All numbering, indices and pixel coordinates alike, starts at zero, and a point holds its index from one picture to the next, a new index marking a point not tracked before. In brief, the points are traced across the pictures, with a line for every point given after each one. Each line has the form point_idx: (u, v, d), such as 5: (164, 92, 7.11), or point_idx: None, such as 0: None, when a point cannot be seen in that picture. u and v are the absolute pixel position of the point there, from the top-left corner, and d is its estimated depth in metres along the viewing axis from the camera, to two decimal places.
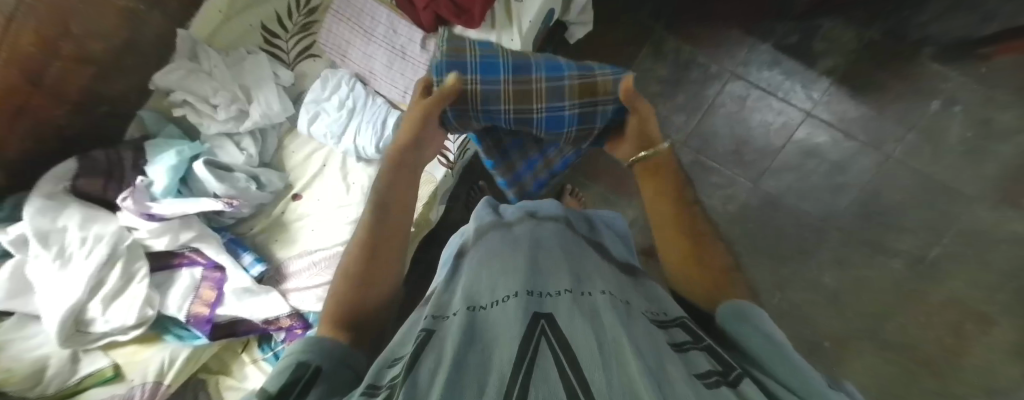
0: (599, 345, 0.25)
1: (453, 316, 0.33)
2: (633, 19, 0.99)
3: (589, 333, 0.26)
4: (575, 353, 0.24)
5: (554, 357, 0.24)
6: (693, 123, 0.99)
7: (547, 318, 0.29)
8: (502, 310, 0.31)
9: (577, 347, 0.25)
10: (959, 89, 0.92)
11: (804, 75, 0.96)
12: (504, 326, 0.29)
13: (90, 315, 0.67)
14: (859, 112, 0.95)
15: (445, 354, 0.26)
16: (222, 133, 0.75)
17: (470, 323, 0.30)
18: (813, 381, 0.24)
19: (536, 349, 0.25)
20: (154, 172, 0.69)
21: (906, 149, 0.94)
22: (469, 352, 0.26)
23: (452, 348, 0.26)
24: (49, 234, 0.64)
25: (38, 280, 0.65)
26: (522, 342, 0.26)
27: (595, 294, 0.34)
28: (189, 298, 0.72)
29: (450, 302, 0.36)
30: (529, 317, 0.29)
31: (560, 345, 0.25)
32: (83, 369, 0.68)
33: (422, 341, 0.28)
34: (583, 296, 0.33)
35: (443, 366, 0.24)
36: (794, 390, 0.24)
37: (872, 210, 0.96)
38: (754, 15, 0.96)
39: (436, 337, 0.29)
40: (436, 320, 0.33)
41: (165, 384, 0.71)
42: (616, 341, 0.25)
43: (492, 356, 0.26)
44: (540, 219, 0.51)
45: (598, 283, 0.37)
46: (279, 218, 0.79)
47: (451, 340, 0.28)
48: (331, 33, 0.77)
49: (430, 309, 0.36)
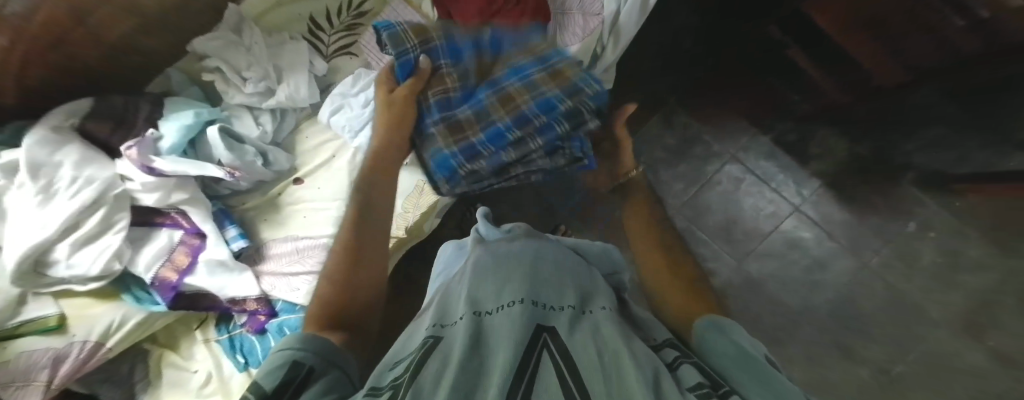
0: (600, 358, 0.27)
1: (458, 321, 0.34)
2: (651, 88, 1.06)
3: (590, 348, 0.28)
4: (576, 365, 0.27)
5: (556, 369, 0.26)
6: (690, 193, 1.05)
7: (549, 331, 0.31)
8: (507, 315, 0.32)
9: (580, 365, 0.27)
10: (934, 216, 0.98)
11: (797, 172, 1.03)
12: (507, 327, 0.31)
13: (54, 257, 0.64)
14: (844, 217, 1.01)
15: (452, 359, 0.27)
16: (243, 104, 0.77)
17: (473, 328, 0.31)
18: (766, 369, 0.28)
19: (538, 358, 0.27)
20: (167, 128, 0.70)
21: (882, 259, 0.99)
22: (472, 355, 0.28)
23: (459, 353, 0.27)
24: (41, 167, 0.64)
25: (13, 209, 0.63)
26: (525, 348, 0.28)
27: (595, 311, 0.36)
28: (160, 259, 0.68)
29: (454, 309, 0.37)
30: (532, 327, 0.31)
31: (562, 358, 0.28)
32: (26, 314, 0.63)
33: (430, 348, 0.29)
34: (585, 313, 0.36)
35: (449, 368, 0.26)
36: (765, 386, 0.27)
37: (845, 313, 0.99)
38: (759, 108, 1.04)
39: (442, 343, 0.30)
40: (442, 327, 0.34)
41: (107, 347, 0.66)
42: (615, 353, 0.28)
43: (493, 359, 0.27)
44: (533, 235, 0.52)
45: (598, 299, 0.39)
46: (275, 198, 0.79)
47: (459, 342, 0.29)
48: (374, 37, 0.82)
49: (432, 317, 0.37)
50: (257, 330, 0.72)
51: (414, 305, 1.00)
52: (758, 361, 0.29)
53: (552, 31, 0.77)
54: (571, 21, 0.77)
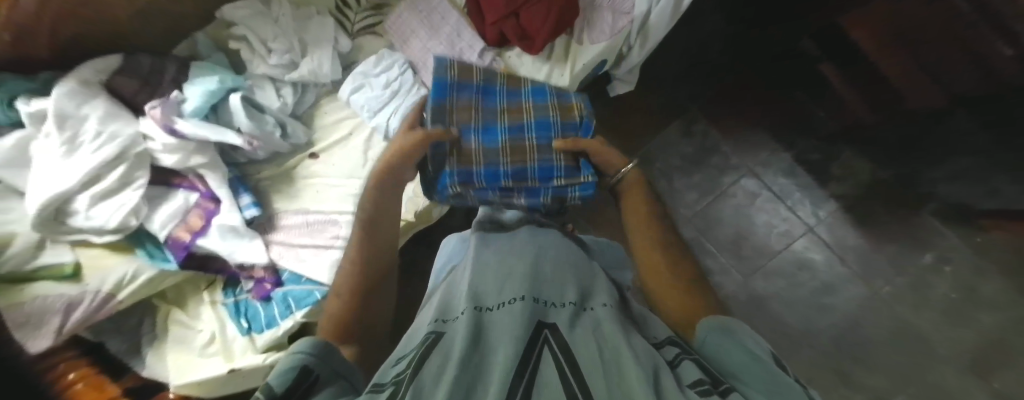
0: (600, 355, 0.27)
1: (459, 316, 0.34)
2: (673, 94, 1.05)
3: (591, 344, 0.28)
4: (577, 362, 0.27)
5: (556, 366, 0.26)
6: (703, 203, 1.03)
7: (549, 328, 0.31)
8: (508, 313, 0.33)
9: (581, 361, 0.26)
10: (952, 250, 0.96)
11: (815, 193, 1.01)
12: (508, 324, 0.31)
13: (74, 207, 0.65)
14: (858, 243, 0.99)
15: (451, 356, 0.27)
16: (267, 75, 0.77)
17: (473, 323, 0.31)
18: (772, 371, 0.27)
19: (539, 355, 0.27)
20: (191, 91, 0.72)
21: (893, 289, 0.97)
22: (472, 352, 0.28)
23: (459, 349, 0.27)
24: (69, 118, 0.66)
25: (39, 158, 0.65)
26: (526, 346, 0.28)
27: (597, 307, 0.36)
28: (176, 219, 0.70)
29: (455, 304, 0.38)
30: (533, 325, 0.31)
31: (563, 354, 0.28)
32: (43, 259, 0.65)
33: (431, 344, 0.30)
34: (586, 310, 0.36)
35: (449, 364, 0.26)
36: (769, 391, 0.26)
37: (848, 340, 0.97)
38: (782, 124, 1.02)
39: (443, 340, 0.30)
40: (443, 323, 0.34)
41: (118, 299, 0.69)
42: (616, 350, 0.28)
43: (493, 357, 0.27)
44: (539, 228, 0.52)
45: (600, 295, 0.39)
46: (290, 170, 0.80)
47: (459, 338, 0.29)
48: (400, 19, 0.81)
49: (434, 312, 0.37)
50: (261, 298, 0.74)
51: (415, 288, 1.02)
52: (766, 366, 0.27)
53: (579, 27, 0.76)
54: (600, 19, 0.75)
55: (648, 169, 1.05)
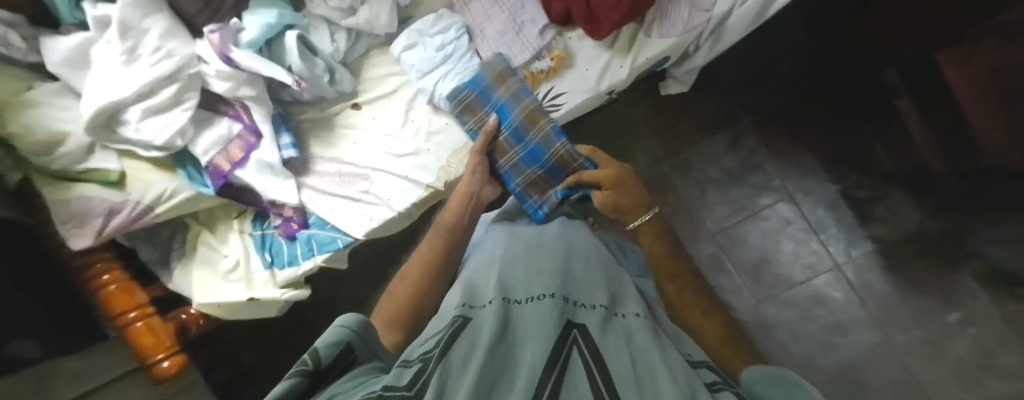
0: (633, 368, 0.26)
1: (487, 304, 0.34)
2: (725, 104, 1.02)
3: (624, 355, 0.28)
4: (608, 369, 0.26)
5: (587, 369, 0.26)
6: (731, 221, 1.01)
7: (579, 329, 0.31)
8: (538, 308, 0.33)
9: (612, 367, 0.26)
10: (981, 314, 0.91)
11: (851, 231, 0.97)
12: (538, 320, 0.31)
13: (125, 118, 0.67)
14: (884, 289, 0.95)
15: (478, 343, 0.27)
16: (323, 17, 0.77)
17: (502, 314, 0.32)
18: None
19: (568, 354, 0.27)
20: (250, 22, 0.72)
21: (908, 341, 0.94)
22: (499, 344, 0.28)
23: (487, 337, 0.28)
24: (131, 28, 0.66)
25: (99, 63, 0.67)
26: (556, 343, 0.28)
27: (629, 316, 0.35)
28: (217, 147, 0.71)
29: (484, 291, 0.38)
30: (563, 323, 0.31)
31: (592, 358, 0.27)
32: (93, 162, 0.68)
33: (458, 328, 0.30)
34: (618, 316, 0.35)
35: (477, 351, 0.26)
36: None
37: (851, 383, 0.94)
38: (835, 154, 0.97)
39: (470, 325, 0.31)
40: (471, 308, 0.35)
41: (155, 213, 0.71)
42: (650, 364, 0.27)
43: (520, 351, 0.27)
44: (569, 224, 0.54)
45: (632, 304, 0.38)
46: (331, 118, 0.81)
47: (487, 326, 0.30)
48: None
49: (462, 297, 0.37)
50: (287, 236, 0.76)
51: None
52: None
53: (653, 16, 0.71)
54: (674, 9, 0.71)
55: (682, 177, 1.03)
